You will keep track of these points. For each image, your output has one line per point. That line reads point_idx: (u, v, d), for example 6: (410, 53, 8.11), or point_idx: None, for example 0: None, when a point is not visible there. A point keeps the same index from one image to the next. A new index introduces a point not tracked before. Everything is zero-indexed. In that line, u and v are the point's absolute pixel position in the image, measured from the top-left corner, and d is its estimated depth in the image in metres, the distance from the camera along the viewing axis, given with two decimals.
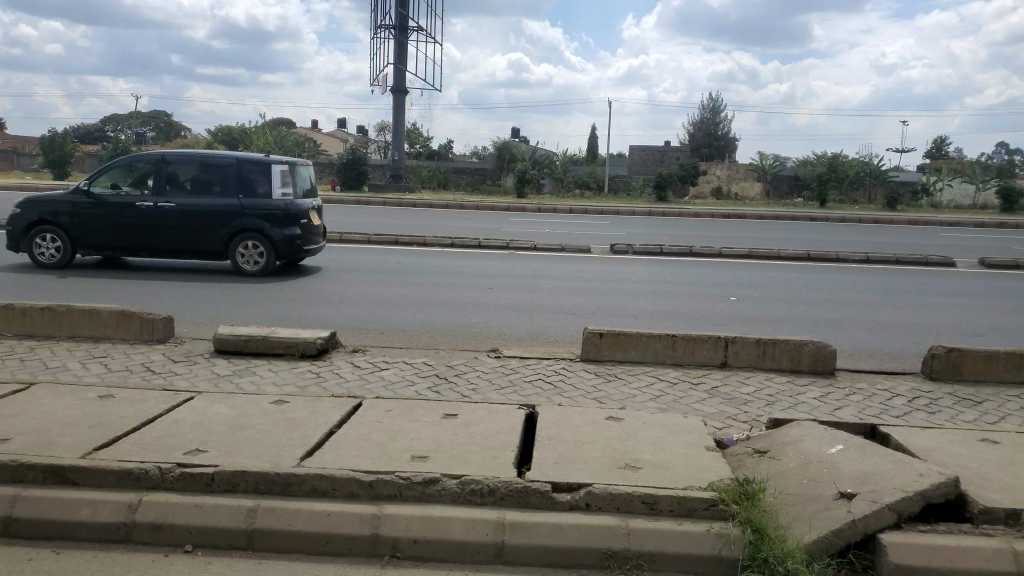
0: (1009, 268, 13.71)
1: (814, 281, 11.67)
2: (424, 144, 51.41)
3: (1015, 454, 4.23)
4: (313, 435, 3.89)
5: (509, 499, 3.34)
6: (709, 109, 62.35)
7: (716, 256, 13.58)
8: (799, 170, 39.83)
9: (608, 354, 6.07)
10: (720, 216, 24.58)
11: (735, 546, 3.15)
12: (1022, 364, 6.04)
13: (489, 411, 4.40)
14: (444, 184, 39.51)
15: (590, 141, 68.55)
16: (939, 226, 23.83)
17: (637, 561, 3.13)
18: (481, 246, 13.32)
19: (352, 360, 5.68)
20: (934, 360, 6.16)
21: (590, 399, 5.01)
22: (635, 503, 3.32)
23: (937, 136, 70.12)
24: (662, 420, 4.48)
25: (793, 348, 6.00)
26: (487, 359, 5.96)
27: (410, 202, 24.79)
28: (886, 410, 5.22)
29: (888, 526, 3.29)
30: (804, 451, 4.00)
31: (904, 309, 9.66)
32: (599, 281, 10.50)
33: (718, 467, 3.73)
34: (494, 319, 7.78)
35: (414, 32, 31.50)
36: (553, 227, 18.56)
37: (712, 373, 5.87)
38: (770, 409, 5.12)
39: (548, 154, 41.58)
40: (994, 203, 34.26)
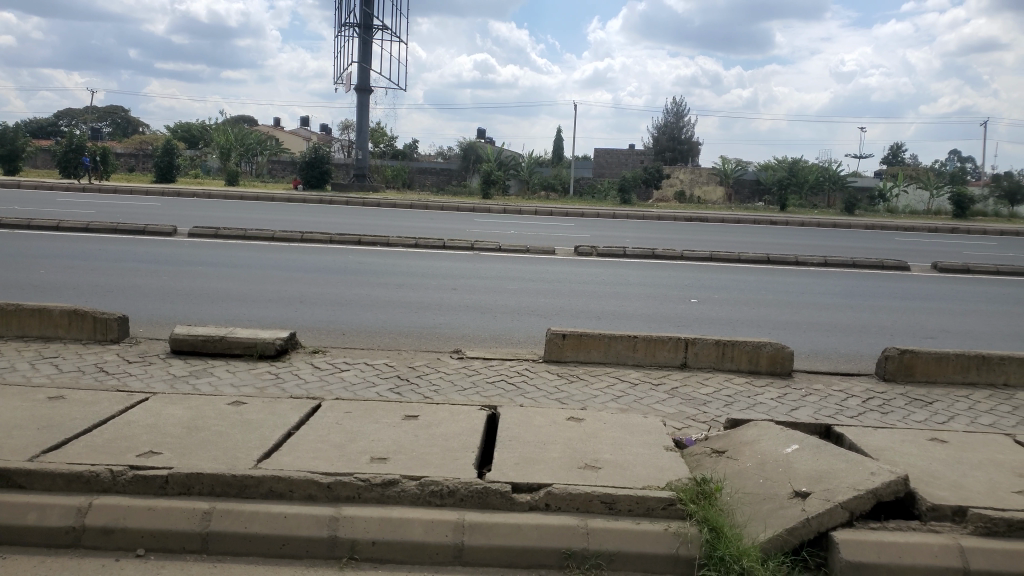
0: (961, 272, 14.11)
1: (774, 283, 11.89)
2: (389, 143, 51.17)
3: (962, 453, 4.35)
4: (271, 436, 3.84)
5: (469, 500, 3.34)
6: (674, 114, 63.06)
7: (678, 258, 13.75)
8: (760, 174, 40.49)
9: (570, 355, 6.10)
10: (684, 219, 24.91)
11: (693, 545, 3.18)
12: (971, 365, 6.22)
13: (450, 412, 4.39)
14: (410, 184, 39.36)
15: (556, 144, 68.90)
16: (895, 231, 24.40)
17: (596, 560, 3.15)
18: (446, 247, 13.29)
19: (312, 361, 5.62)
20: (888, 361, 6.31)
21: (552, 400, 5.04)
22: (594, 503, 3.35)
23: (894, 144, 71.86)
24: (623, 421, 4.52)
25: (752, 350, 6.09)
26: (449, 360, 5.95)
27: (375, 201, 24.65)
28: (841, 411, 5.33)
29: (840, 524, 3.36)
30: (761, 451, 4.07)
31: (860, 312, 9.88)
32: (562, 282, 10.56)
33: (677, 467, 3.78)
34: (458, 320, 7.78)
35: (379, 31, 31.30)
36: (518, 228, 18.58)
37: (673, 374, 5.94)
38: (729, 409, 5.20)
39: (514, 155, 41.65)
40: (948, 209, 35.18)
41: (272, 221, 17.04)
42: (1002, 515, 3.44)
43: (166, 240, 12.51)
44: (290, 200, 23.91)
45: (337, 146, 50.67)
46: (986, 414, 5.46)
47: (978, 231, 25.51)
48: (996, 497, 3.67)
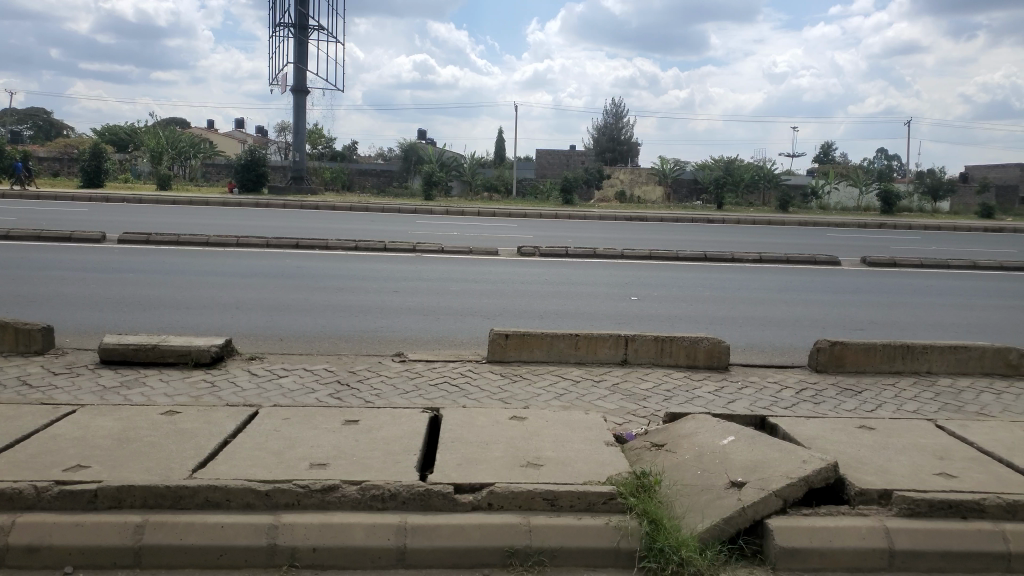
0: (887, 266, 14.68)
1: (711, 279, 12.16)
2: (328, 146, 50.52)
3: (888, 439, 4.54)
4: (207, 445, 3.76)
5: (411, 502, 3.32)
6: (613, 115, 63.92)
7: (618, 256, 13.95)
8: (698, 174, 41.33)
9: (513, 354, 6.12)
10: (624, 218, 25.29)
11: (633, 538, 3.24)
12: (896, 355, 6.50)
13: (391, 415, 4.36)
14: (350, 187, 38.91)
15: (497, 145, 69.08)
16: (827, 228, 25.23)
17: (539, 557, 3.17)
18: (387, 249, 13.17)
19: (249, 367, 5.51)
20: (819, 353, 6.53)
21: (495, 400, 5.05)
22: (537, 500, 3.37)
23: (825, 143, 74.31)
24: (564, 418, 4.57)
25: (689, 345, 6.23)
26: (391, 363, 5.90)
27: (313, 204, 24.29)
28: (775, 402, 5.49)
29: (774, 511, 3.47)
30: (698, 443, 4.17)
31: (794, 306, 10.19)
32: (504, 283, 10.58)
33: (616, 461, 3.83)
34: (400, 323, 7.73)
35: (315, 31, 30.87)
36: (460, 229, 18.55)
37: (614, 371, 6.02)
38: (668, 403, 5.30)
39: (454, 156, 41.46)
40: (876, 206, 36.54)
41: (207, 225, 16.63)
42: (924, 497, 3.60)
43: (94, 247, 12.08)
44: (226, 204, 23.33)
45: (274, 148, 49.73)
46: (910, 401, 5.70)
47: (904, 226, 26.58)
48: (918, 479, 3.84)
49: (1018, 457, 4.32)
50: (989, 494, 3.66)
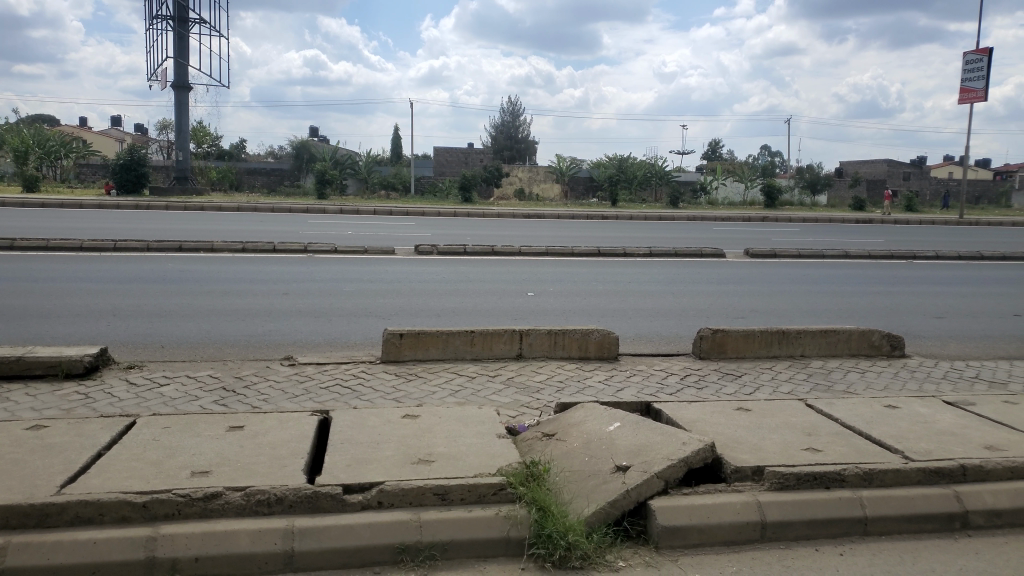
0: (768, 257, 15.52)
1: (605, 274, 12.51)
2: (213, 144, 48.57)
3: (763, 419, 4.83)
4: (77, 459, 3.57)
5: (299, 505, 3.27)
6: (510, 114, 64.42)
7: (514, 253, 14.11)
8: (593, 171, 42.31)
9: (408, 354, 6.11)
10: (521, 216, 25.61)
11: (523, 526, 3.32)
12: (773, 340, 6.90)
13: (279, 420, 4.27)
14: (238, 186, 37.56)
15: (395, 143, 68.50)
16: (713, 222, 26.35)
17: (429, 552, 3.20)
18: (278, 251, 12.81)
19: (126, 377, 5.26)
20: (702, 341, 6.85)
21: (388, 399, 5.02)
22: (427, 496, 3.40)
23: (713, 140, 78.03)
24: (458, 414, 4.61)
25: (581, 338, 6.41)
26: (280, 367, 5.78)
27: (199, 205, 23.33)
28: (661, 389, 5.73)
29: (657, 493, 3.64)
30: (586, 430, 4.30)
31: (681, 297, 10.62)
32: (399, 283, 10.51)
33: (507, 453, 3.91)
34: (289, 326, 7.55)
35: (196, 24, 29.60)
36: (354, 229, 18.25)
37: (508, 366, 6.11)
38: (560, 395, 5.43)
39: (348, 155, 40.84)
40: (760, 201, 38.55)
41: (80, 229, 15.67)
42: (792, 471, 3.86)
43: None
44: (103, 207, 22.03)
45: (154, 148, 47.36)
46: (785, 383, 6.08)
47: (784, 219, 28.17)
48: (788, 455, 4.11)
49: (876, 429, 4.69)
50: (849, 465, 3.96)
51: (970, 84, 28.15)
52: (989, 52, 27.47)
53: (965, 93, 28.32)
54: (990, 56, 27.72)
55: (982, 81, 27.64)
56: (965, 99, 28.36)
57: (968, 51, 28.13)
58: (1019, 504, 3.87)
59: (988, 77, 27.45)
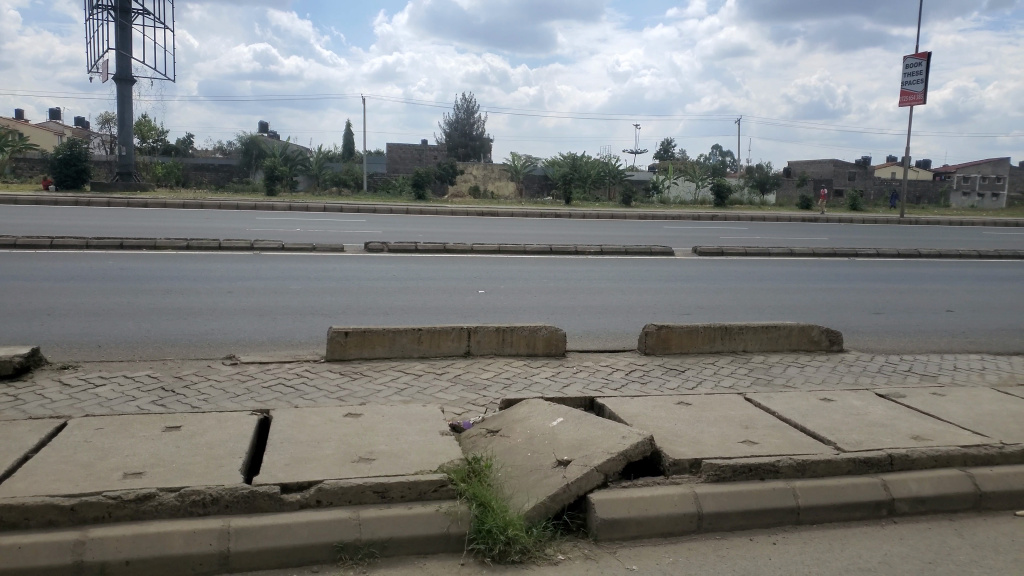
0: (716, 255, 15.82)
1: (556, 271, 12.59)
2: (159, 138, 47.41)
3: (703, 412, 4.94)
4: (2, 463, 3.47)
5: (234, 506, 3.24)
6: (464, 111, 64.23)
7: (465, 251, 14.11)
8: (547, 170, 42.49)
9: (354, 352, 6.05)
10: (475, 213, 25.60)
11: (462, 522, 3.34)
12: (716, 335, 7.05)
13: (217, 419, 4.21)
14: (184, 182, 36.68)
15: (347, 140, 67.78)
16: (664, 221, 26.71)
17: (368, 550, 3.20)
18: (224, 248, 12.57)
19: (59, 378, 5.12)
20: (648, 337, 6.96)
21: (332, 398, 4.99)
22: (367, 494, 3.40)
23: (666, 139, 79.20)
24: (402, 411, 4.60)
25: (528, 335, 6.45)
26: (222, 366, 5.69)
27: (142, 201, 22.73)
28: (606, 384, 5.81)
29: (596, 486, 3.69)
30: (529, 426, 4.34)
31: (630, 294, 10.75)
32: (348, 280, 10.43)
33: (449, 450, 3.92)
34: (233, 324, 7.43)
35: (139, 15, 28.82)
36: (304, 226, 18.02)
37: (455, 363, 6.12)
38: (506, 391, 5.46)
39: (299, 150, 40.27)
40: (711, 199, 39.22)
41: (15, 226, 15.11)
42: (728, 463, 3.96)
43: None
44: (40, 202, 21.33)
45: (97, 142, 46.01)
46: (726, 378, 6.22)
47: (733, 218, 28.71)
48: (725, 447, 4.22)
49: (810, 422, 4.84)
50: (783, 456, 4.08)
51: (911, 87, 29.10)
52: (927, 56, 28.40)
53: (906, 95, 29.24)
54: (928, 60, 28.66)
55: (921, 84, 28.58)
56: (905, 101, 29.29)
57: (908, 55, 29.03)
58: (941, 491, 4.04)
59: (926, 80, 28.40)
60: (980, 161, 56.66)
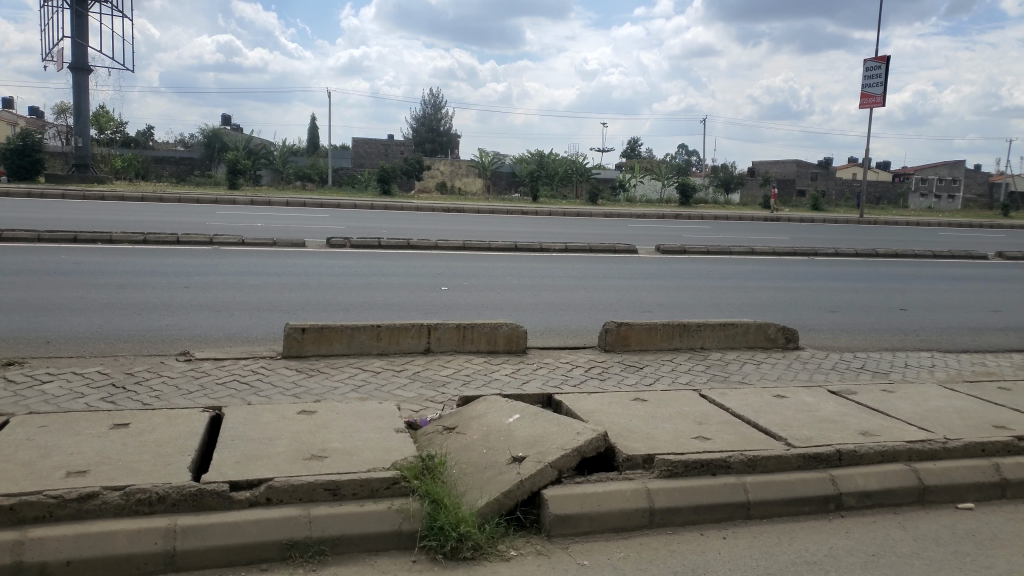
0: (679, 254, 15.98)
1: (520, 268, 12.61)
2: (118, 130, 46.46)
3: (659, 409, 5.00)
4: None
5: (182, 504, 3.19)
6: (432, 106, 63.84)
7: (429, 247, 14.04)
8: (514, 167, 42.51)
9: (311, 349, 5.99)
10: (441, 209, 25.50)
11: (415, 519, 3.34)
12: (674, 332, 7.13)
13: (167, 417, 4.14)
14: (144, 175, 35.92)
15: (313, 134, 67.05)
16: (629, 219, 26.90)
17: (319, 547, 3.18)
18: (182, 242, 12.36)
19: (4, 375, 4.99)
20: (608, 334, 7.01)
21: (287, 395, 4.94)
22: (318, 491, 3.37)
23: (632, 139, 79.95)
24: (358, 409, 4.57)
25: (489, 332, 6.45)
26: (175, 363, 5.60)
27: (99, 194, 22.20)
28: (565, 381, 5.84)
29: (550, 482, 3.72)
30: (486, 423, 4.35)
31: (592, 291, 10.80)
32: (309, 276, 10.33)
33: (403, 447, 3.91)
34: (189, 320, 7.31)
35: (96, 3, 28.13)
36: (265, 221, 17.78)
37: (415, 360, 6.10)
38: (464, 388, 5.47)
39: (263, 144, 39.73)
40: (676, 198, 39.58)
41: None
42: (680, 459, 4.01)
43: None
44: None
45: (52, 132, 44.83)
46: (684, 374, 6.30)
47: (697, 217, 29.01)
48: (678, 443, 4.28)
49: (762, 417, 4.92)
50: (734, 452, 4.14)
51: (871, 89, 29.67)
52: (887, 59, 28.98)
53: (865, 98, 29.85)
54: (887, 64, 29.25)
55: (880, 87, 29.19)
56: (865, 103, 29.88)
57: (868, 58, 29.58)
58: (886, 485, 4.14)
59: (885, 84, 29.03)
60: (936, 162, 58.10)
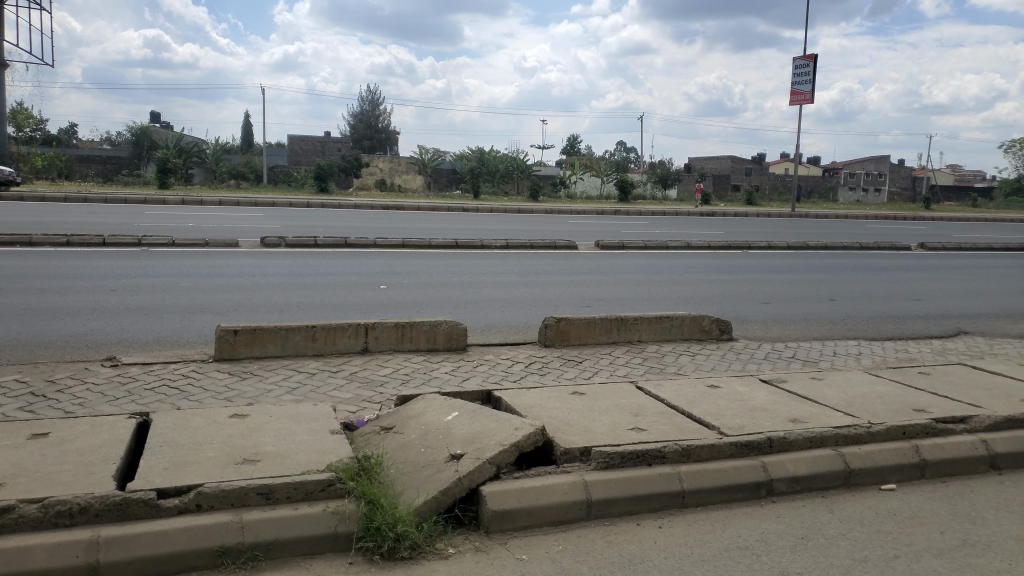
0: (617, 249, 16.19)
1: (461, 265, 12.58)
2: (37, 128, 44.43)
3: (596, 401, 5.06)
4: None
5: (105, 514, 3.08)
6: (369, 103, 63.10)
7: (367, 246, 13.88)
8: (454, 164, 42.35)
9: (244, 351, 5.84)
10: (381, 207, 25.24)
11: (351, 520, 3.30)
12: (612, 326, 7.22)
13: (90, 424, 3.99)
14: (68, 174, 34.45)
15: (247, 131, 65.53)
16: (569, 216, 27.08)
17: (252, 553, 3.11)
18: (108, 244, 11.92)
19: None
20: (547, 329, 7.04)
21: (219, 399, 4.81)
22: (250, 496, 3.30)
23: (572, 137, 80.64)
24: (293, 411, 4.49)
25: (428, 330, 6.42)
26: (100, 369, 5.40)
27: (18, 194, 21.20)
28: (505, 377, 5.85)
29: (489, 478, 3.72)
30: (424, 422, 4.33)
31: (532, 287, 10.86)
32: (244, 277, 10.09)
33: (338, 449, 3.85)
34: (116, 324, 7.05)
35: None
36: (197, 220, 17.28)
37: (352, 360, 6.02)
38: (403, 387, 5.43)
39: (193, 142, 38.58)
40: (615, 194, 40.08)
41: None
42: (617, 450, 4.06)
43: None
44: None
45: None
46: (622, 367, 6.38)
47: (636, 212, 29.44)
48: (615, 435, 4.33)
49: (697, 407, 5.03)
50: (669, 442, 4.22)
51: (800, 87, 30.57)
52: (814, 58, 29.89)
53: (795, 95, 30.76)
54: (815, 62, 30.18)
55: (809, 85, 30.10)
56: (795, 100, 30.75)
57: (797, 56, 30.47)
58: (814, 470, 4.28)
59: (814, 81, 29.95)
60: (862, 158, 60.29)
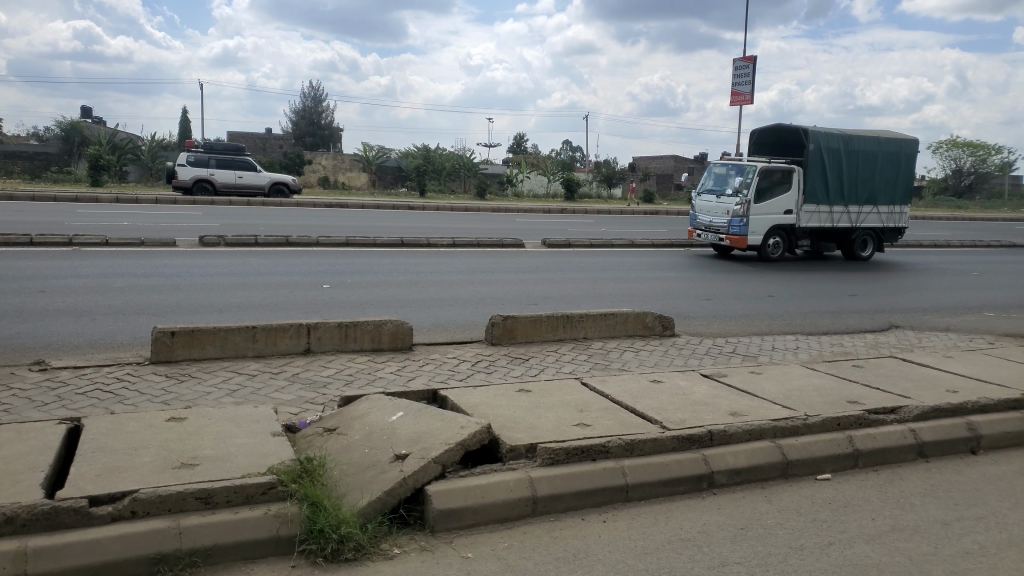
0: (563, 247, 16.30)
1: (407, 264, 12.47)
2: None
3: (542, 398, 5.08)
4: None
5: (33, 524, 2.97)
6: (312, 99, 62.15)
7: (309, 245, 13.65)
8: (399, 163, 41.96)
9: (181, 353, 5.69)
10: (325, 205, 24.89)
11: (294, 523, 3.25)
12: (558, 324, 7.26)
13: (16, 432, 3.83)
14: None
15: (184, 127, 63.76)
16: (515, 213, 27.17)
17: (190, 559, 3.04)
18: (37, 243, 11.45)
19: None
20: (494, 327, 7.05)
21: (155, 403, 4.68)
22: (188, 501, 3.22)
23: (518, 135, 80.77)
24: (233, 413, 4.39)
25: (373, 329, 6.36)
26: (27, 373, 5.18)
27: None
28: (451, 376, 5.83)
29: (434, 477, 3.70)
30: (369, 422, 4.28)
31: (478, 285, 10.84)
32: (181, 277, 9.81)
33: (280, 451, 3.79)
34: (45, 327, 6.78)
35: None
36: (132, 219, 16.73)
37: (295, 361, 5.92)
38: (347, 388, 5.36)
39: (128, 138, 37.32)
40: (561, 192, 40.30)
41: None
42: (562, 446, 4.09)
43: None
44: None
45: None
46: (567, 364, 6.43)
47: (582, 211, 29.68)
48: (560, 431, 4.36)
49: (640, 402, 5.11)
50: (613, 437, 4.27)
51: (740, 87, 31.24)
52: (753, 59, 30.57)
53: (736, 95, 31.43)
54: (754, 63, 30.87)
55: (749, 86, 30.77)
56: (735, 101, 31.41)
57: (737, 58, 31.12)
58: (754, 462, 4.39)
59: (754, 82, 30.64)
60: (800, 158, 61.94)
